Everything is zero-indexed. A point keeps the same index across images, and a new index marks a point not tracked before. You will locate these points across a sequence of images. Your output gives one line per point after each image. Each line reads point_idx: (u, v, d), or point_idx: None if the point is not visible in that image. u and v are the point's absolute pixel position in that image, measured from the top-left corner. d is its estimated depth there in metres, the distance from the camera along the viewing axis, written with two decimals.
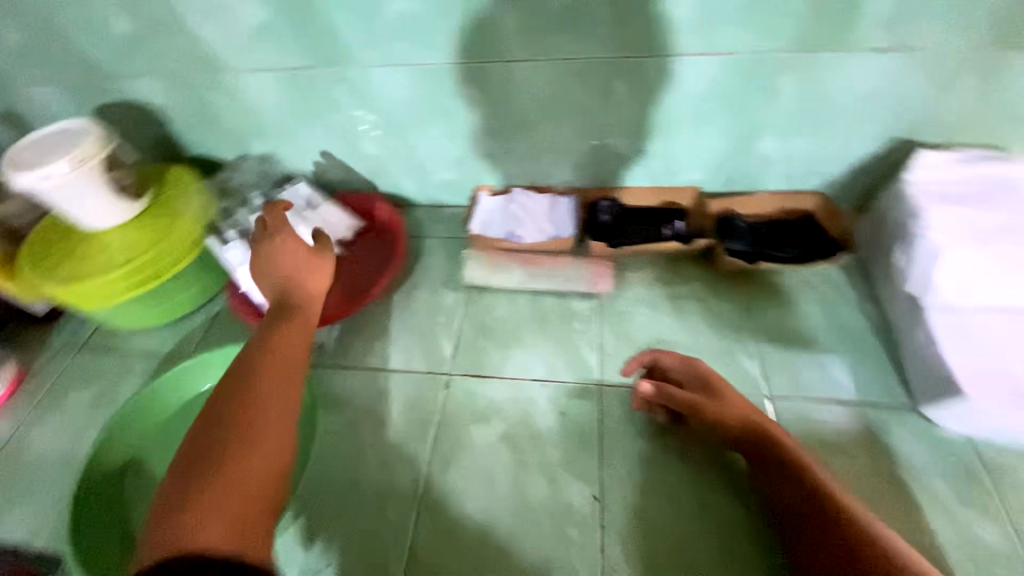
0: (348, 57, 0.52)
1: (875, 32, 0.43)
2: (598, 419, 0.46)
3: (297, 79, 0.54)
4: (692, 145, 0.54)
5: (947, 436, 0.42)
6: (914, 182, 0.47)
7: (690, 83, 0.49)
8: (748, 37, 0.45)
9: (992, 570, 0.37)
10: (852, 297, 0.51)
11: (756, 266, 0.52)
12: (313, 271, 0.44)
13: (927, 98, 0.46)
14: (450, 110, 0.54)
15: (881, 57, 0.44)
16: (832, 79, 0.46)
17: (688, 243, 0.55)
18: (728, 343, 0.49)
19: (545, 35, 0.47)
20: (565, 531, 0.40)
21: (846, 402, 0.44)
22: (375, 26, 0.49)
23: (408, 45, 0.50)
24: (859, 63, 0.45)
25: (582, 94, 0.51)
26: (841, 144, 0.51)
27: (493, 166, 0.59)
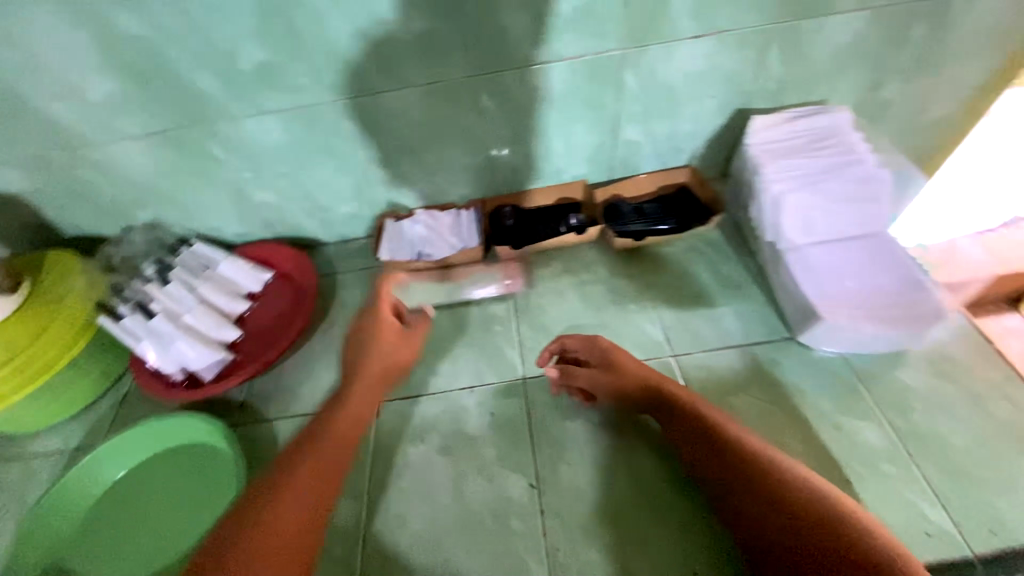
0: (218, 112, 0.52)
1: (687, 24, 0.49)
2: (525, 411, 0.48)
3: (173, 139, 0.54)
4: (567, 141, 0.59)
5: (822, 354, 0.49)
6: (754, 145, 0.55)
7: (548, 88, 0.53)
8: (588, 40, 0.50)
9: (874, 462, 0.43)
10: (731, 250, 0.58)
11: (644, 241, 0.58)
12: (398, 347, 0.49)
13: (747, 71, 0.54)
14: (333, 146, 0.56)
15: (700, 42, 0.51)
16: (667, 66, 0.53)
17: (583, 233, 0.59)
18: (623, 327, 0.53)
19: (403, 62, 0.50)
20: (507, 525, 0.41)
21: (734, 347, 0.50)
22: (237, 78, 0.50)
23: (279, 92, 0.51)
24: (683, 50, 0.51)
25: (455, 113, 0.55)
26: (692, 120, 0.58)
27: (391, 192, 0.62)
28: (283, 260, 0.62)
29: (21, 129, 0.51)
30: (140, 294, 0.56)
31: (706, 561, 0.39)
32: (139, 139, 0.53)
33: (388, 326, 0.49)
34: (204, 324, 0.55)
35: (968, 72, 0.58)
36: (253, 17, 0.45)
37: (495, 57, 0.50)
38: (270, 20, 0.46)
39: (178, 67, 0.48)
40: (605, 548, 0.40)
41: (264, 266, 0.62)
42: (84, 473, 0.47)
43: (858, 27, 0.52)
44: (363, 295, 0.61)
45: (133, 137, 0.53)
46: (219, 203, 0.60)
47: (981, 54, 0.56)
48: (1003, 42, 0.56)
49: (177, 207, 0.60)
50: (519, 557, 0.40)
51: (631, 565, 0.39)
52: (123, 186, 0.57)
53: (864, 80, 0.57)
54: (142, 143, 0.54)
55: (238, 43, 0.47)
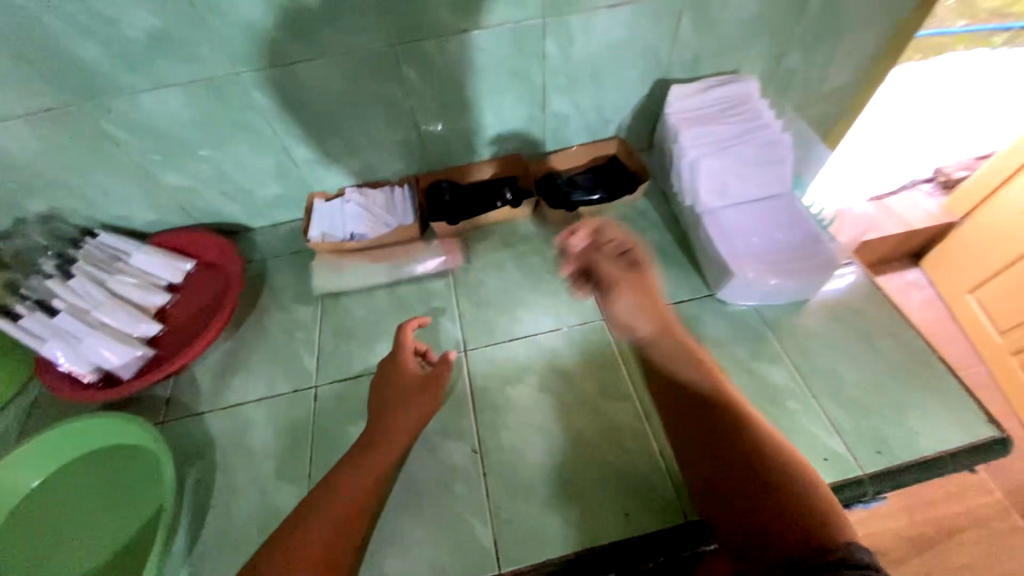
0: (111, 86, 0.47)
1: None
2: (467, 380, 0.49)
3: (60, 118, 0.48)
4: (497, 113, 0.60)
5: (737, 307, 0.54)
6: (673, 114, 0.59)
7: (471, 58, 0.53)
8: (510, 9, 0.50)
9: (780, 399, 0.48)
10: (656, 217, 0.62)
11: (577, 211, 0.61)
12: (421, 397, 0.44)
13: (661, 42, 0.57)
14: (251, 122, 0.54)
15: (617, 12, 0.52)
16: (587, 37, 0.54)
17: (519, 205, 0.60)
18: (560, 293, 0.56)
19: (318, 33, 0.47)
20: (451, 490, 0.43)
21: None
22: (130, 49, 0.45)
23: (181, 64, 0.47)
24: (602, 20, 0.53)
25: (381, 87, 0.54)
26: (614, 90, 0.61)
27: (320, 170, 0.60)
28: (205, 248, 0.60)
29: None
30: (42, 292, 0.52)
31: (635, 502, 0.42)
32: (17, 119, 0.47)
33: (409, 374, 0.45)
34: (119, 320, 0.52)
35: (855, 43, 0.64)
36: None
37: (416, 26, 0.49)
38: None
39: (57, 36, 0.43)
40: (545, 501, 0.42)
41: (184, 256, 0.59)
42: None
43: (758, 1, 0.55)
44: (297, 279, 0.60)
45: (10, 118, 0.47)
46: (127, 186, 0.56)
47: (866, 26, 0.62)
48: (885, 16, 0.62)
49: (78, 194, 0.55)
50: (464, 518, 0.42)
51: (569, 514, 0.42)
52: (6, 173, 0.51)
53: (765, 50, 0.62)
54: (22, 123, 0.48)
55: (124, 9, 0.43)
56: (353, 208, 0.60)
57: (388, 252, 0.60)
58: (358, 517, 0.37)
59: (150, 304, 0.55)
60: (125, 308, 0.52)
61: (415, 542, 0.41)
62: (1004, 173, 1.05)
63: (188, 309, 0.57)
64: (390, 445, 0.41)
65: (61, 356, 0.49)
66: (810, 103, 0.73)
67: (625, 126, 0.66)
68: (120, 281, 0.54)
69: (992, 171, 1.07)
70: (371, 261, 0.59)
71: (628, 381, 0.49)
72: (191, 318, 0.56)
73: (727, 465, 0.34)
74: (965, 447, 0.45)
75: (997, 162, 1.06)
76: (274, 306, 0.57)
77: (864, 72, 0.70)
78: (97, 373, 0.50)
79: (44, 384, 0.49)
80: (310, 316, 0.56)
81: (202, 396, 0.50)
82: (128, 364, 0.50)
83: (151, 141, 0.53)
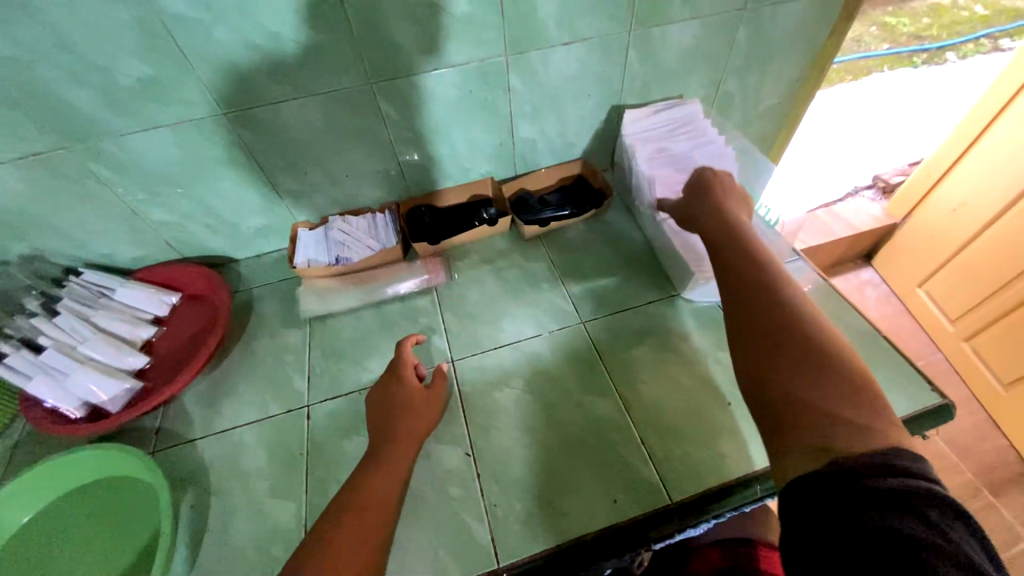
0: (99, 130, 0.50)
1: (556, 32, 0.57)
2: (457, 390, 0.52)
3: (47, 161, 0.51)
4: (470, 140, 0.65)
5: (702, 304, 0.58)
6: (629, 136, 0.67)
7: (441, 92, 0.58)
8: (474, 48, 0.55)
9: None
10: (624, 227, 0.67)
11: (548, 226, 0.65)
12: (423, 409, 0.48)
13: (613, 72, 0.64)
14: (235, 158, 0.57)
15: (571, 48, 0.59)
16: (546, 69, 0.60)
17: (496, 223, 0.64)
18: (539, 301, 0.59)
19: (300, 75, 0.52)
20: (447, 493, 0.45)
21: (633, 307, 0.58)
22: (119, 95, 0.48)
23: (167, 106, 0.50)
24: (558, 55, 0.59)
25: (360, 122, 0.58)
26: (574, 115, 0.67)
27: (303, 200, 0.64)
28: (190, 281, 0.62)
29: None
30: (26, 331, 0.55)
31: (624, 489, 0.45)
32: (5, 164, 0.49)
33: (411, 390, 0.49)
34: (105, 354, 0.54)
35: (782, 67, 0.74)
36: (128, 32, 0.44)
37: (391, 67, 0.54)
38: (149, 35, 0.45)
39: (50, 86, 0.46)
40: (539, 495, 0.45)
41: (169, 289, 0.62)
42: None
43: (693, 34, 0.63)
44: (285, 305, 0.62)
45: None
46: (113, 222, 0.58)
47: (790, 53, 0.72)
48: (804, 44, 0.71)
49: (61, 233, 0.57)
50: (461, 517, 0.44)
51: (563, 505, 0.44)
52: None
53: (704, 77, 0.70)
54: (9, 168, 0.50)
55: (115, 59, 0.46)
56: (339, 234, 0.64)
57: (372, 274, 0.63)
58: (378, 522, 0.39)
59: (136, 337, 0.57)
60: (112, 344, 0.55)
61: (415, 546, 0.42)
62: (936, 173, 1.24)
63: (175, 341, 0.59)
64: (400, 456, 0.44)
65: (48, 394, 0.51)
66: (749, 121, 0.82)
67: (586, 148, 0.72)
68: (107, 316, 0.57)
69: (923, 173, 1.28)
70: (358, 284, 0.62)
71: (609, 378, 0.52)
72: (179, 350, 0.58)
73: (814, 365, 0.36)
74: (912, 414, 0.55)
75: (926, 165, 1.26)
76: (263, 332, 0.59)
77: (792, 92, 0.79)
78: (84, 409, 0.52)
79: (30, 421, 0.50)
80: (299, 339, 0.58)
81: (192, 424, 0.52)
82: (115, 398, 0.52)
83: (137, 179, 0.55)
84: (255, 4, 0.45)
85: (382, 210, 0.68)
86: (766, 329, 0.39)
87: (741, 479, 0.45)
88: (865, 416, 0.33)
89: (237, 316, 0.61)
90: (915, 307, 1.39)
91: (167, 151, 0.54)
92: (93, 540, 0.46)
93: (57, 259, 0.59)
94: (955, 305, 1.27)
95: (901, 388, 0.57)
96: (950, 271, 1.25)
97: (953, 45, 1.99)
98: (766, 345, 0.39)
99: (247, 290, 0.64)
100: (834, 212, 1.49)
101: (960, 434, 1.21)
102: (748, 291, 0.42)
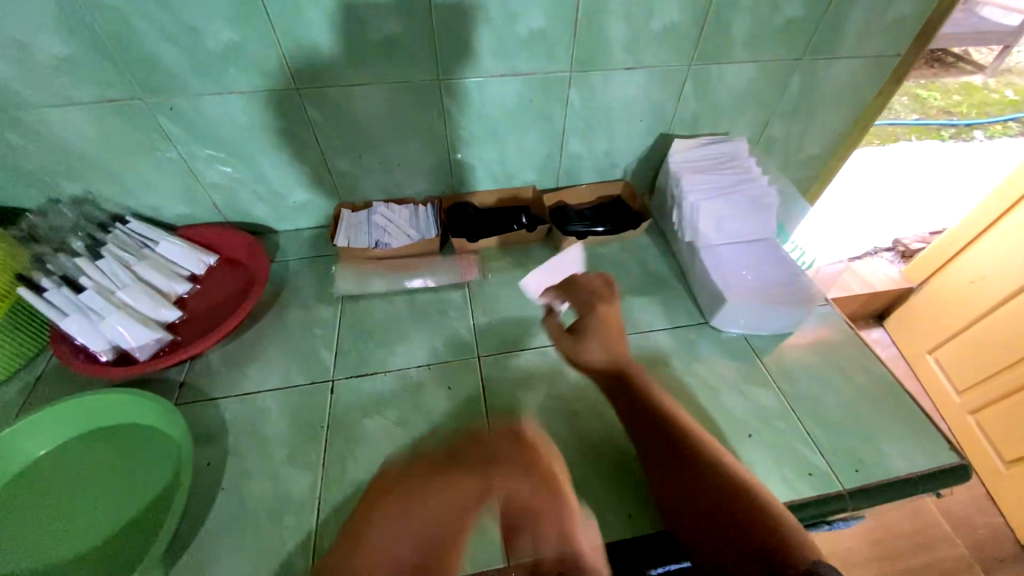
0: (175, 86, 0.81)
1: (647, 51, 0.88)
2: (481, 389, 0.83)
3: (122, 105, 0.81)
4: (538, 137, 1.00)
5: (726, 335, 0.91)
6: (674, 163, 1.01)
7: (506, 89, 0.90)
8: (542, 61, 0.87)
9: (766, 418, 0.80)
10: (671, 264, 1.04)
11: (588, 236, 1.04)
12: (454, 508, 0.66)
13: (677, 101, 0.98)
14: (255, 120, 0.87)
15: (635, 72, 0.91)
16: (611, 86, 0.93)
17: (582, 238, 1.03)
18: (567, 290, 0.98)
19: (361, 64, 0.83)
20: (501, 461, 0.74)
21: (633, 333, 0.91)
22: (201, 62, 0.78)
23: (246, 64, 0.80)
24: (637, 76, 0.92)
25: (418, 114, 0.92)
26: (627, 134, 1.03)
27: (351, 191, 1.04)
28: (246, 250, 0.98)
29: (98, 61, 0.75)
30: (64, 270, 0.85)
31: (635, 508, 0.70)
32: (74, 104, 0.79)
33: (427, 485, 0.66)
34: (143, 306, 0.86)
35: (828, 118, 1.10)
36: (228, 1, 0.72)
37: (456, 66, 0.85)
38: (246, 5, 0.73)
39: (147, 44, 0.75)
40: (584, 509, 0.70)
41: (205, 253, 0.98)
42: (9, 452, 0.71)
43: (751, 75, 0.96)
44: (313, 277, 1.01)
45: (71, 103, 0.79)
46: (176, 170, 0.92)
47: (838, 106, 1.07)
48: (853, 105, 1.08)
49: (106, 174, 0.90)
50: (477, 513, 0.69)
51: (581, 508, 0.70)
52: (49, 152, 0.84)
53: (754, 119, 1.06)
54: (84, 107, 0.80)
55: (210, 29, 0.75)
56: (383, 225, 1.02)
57: (419, 261, 1.02)
58: None
59: (172, 290, 0.91)
60: (142, 293, 0.86)
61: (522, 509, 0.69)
62: (957, 245, 1.64)
63: (221, 294, 0.95)
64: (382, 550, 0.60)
65: (77, 327, 0.80)
66: (791, 163, 1.21)
67: (630, 172, 1.12)
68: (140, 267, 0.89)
69: (945, 244, 1.68)
70: (385, 268, 1.00)
71: None
72: (224, 302, 0.93)
73: (737, 500, 0.59)
74: (931, 470, 0.75)
75: (950, 238, 1.66)
76: (350, 299, 0.97)
77: (833, 142, 1.17)
78: (109, 353, 0.82)
79: (56, 352, 0.80)
80: (377, 293, 0.98)
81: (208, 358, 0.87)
82: (141, 346, 0.82)
83: (193, 134, 0.87)
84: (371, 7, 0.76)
85: (425, 204, 1.07)
86: (696, 483, 0.62)
87: (836, 493, 0.72)
88: (774, 523, 0.56)
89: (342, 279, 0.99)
90: (920, 370, 1.83)
91: (229, 106, 0.85)
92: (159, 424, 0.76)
93: (257, 204, 1.02)
94: (962, 378, 1.67)
95: (927, 449, 0.77)
96: (965, 336, 1.63)
97: (981, 125, 2.32)
98: (699, 488, 0.62)
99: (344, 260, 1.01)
100: (854, 270, 1.91)
101: (957, 509, 1.58)
102: (684, 449, 0.66)
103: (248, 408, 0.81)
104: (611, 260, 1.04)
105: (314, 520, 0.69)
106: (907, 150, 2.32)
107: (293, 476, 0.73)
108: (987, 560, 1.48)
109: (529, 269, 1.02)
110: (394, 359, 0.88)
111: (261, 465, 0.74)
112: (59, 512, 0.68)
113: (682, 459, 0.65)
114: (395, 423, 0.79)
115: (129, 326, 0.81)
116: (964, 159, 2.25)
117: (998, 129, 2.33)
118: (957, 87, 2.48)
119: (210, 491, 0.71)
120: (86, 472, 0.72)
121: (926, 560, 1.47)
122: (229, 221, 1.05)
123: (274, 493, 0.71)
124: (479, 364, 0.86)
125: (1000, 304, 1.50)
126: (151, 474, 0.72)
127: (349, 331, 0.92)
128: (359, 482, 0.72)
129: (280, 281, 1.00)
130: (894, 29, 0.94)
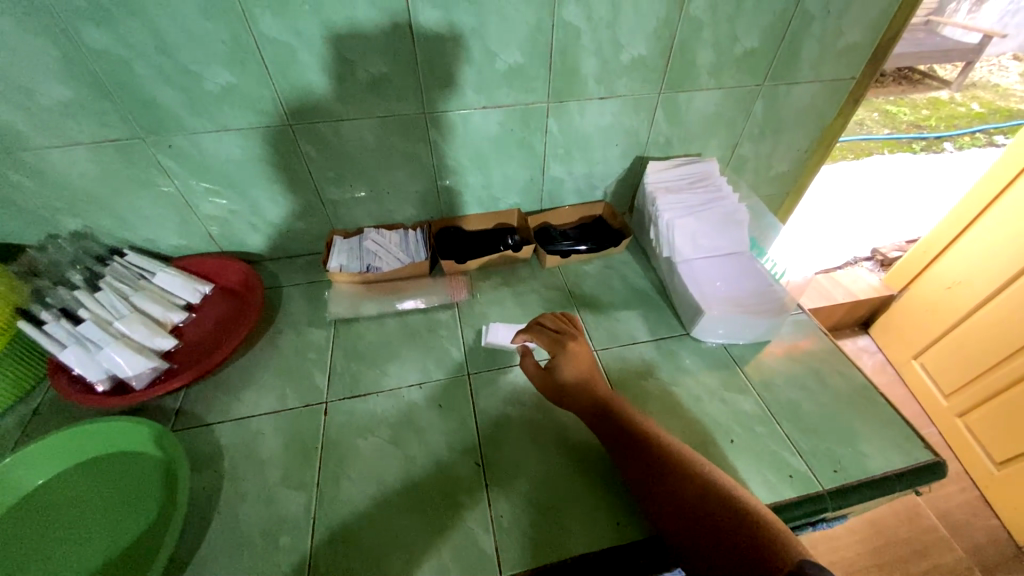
0: (173, 126, 0.85)
1: (617, 82, 0.94)
2: (472, 407, 0.85)
3: (123, 144, 0.85)
4: (520, 163, 1.05)
5: (708, 345, 0.94)
6: (650, 184, 1.07)
7: (487, 119, 0.95)
8: (520, 93, 0.92)
9: (748, 424, 0.82)
10: (652, 277, 1.08)
11: (571, 255, 1.08)
12: None
13: (650, 125, 1.04)
14: (248, 154, 0.91)
15: (608, 100, 0.97)
16: (586, 114, 0.99)
17: (565, 257, 1.07)
18: (554, 306, 1.02)
19: (349, 102, 0.88)
20: (488, 479, 0.75)
21: (617, 345, 0.93)
22: (198, 103, 0.83)
23: (241, 104, 0.84)
24: (609, 104, 0.98)
25: (405, 145, 0.96)
26: (605, 157, 1.08)
27: (344, 220, 1.08)
28: (243, 280, 1.02)
29: (100, 104, 0.79)
30: (64, 302, 0.87)
31: (623, 516, 0.71)
32: (76, 145, 0.83)
33: None
34: (140, 335, 0.87)
35: (794, 138, 1.17)
36: (224, 48, 0.77)
37: (440, 100, 0.91)
38: (239, 50, 0.78)
39: (147, 88, 0.79)
40: (572, 518, 0.71)
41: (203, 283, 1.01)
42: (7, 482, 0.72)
43: (716, 101, 1.03)
44: (305, 302, 1.03)
45: (73, 144, 0.83)
46: (173, 203, 0.96)
47: (802, 125, 1.14)
48: (815, 125, 1.15)
49: (106, 210, 0.93)
50: (466, 529, 0.70)
51: (567, 519, 0.71)
52: (53, 191, 0.88)
53: (723, 141, 1.12)
54: (86, 148, 0.84)
55: (205, 73, 0.79)
56: (373, 250, 1.06)
57: (410, 283, 1.06)
58: None
59: (168, 318, 0.93)
60: (140, 322, 0.88)
61: (512, 525, 0.70)
62: (932, 252, 1.71)
63: (215, 322, 0.97)
64: None
65: (75, 358, 0.81)
66: (764, 180, 1.27)
67: (610, 192, 1.17)
68: (138, 297, 0.91)
69: (920, 253, 1.75)
70: (376, 292, 1.04)
71: None
72: (218, 330, 0.96)
73: (732, 506, 0.61)
74: (905, 469, 0.77)
75: (925, 246, 1.73)
76: (344, 322, 0.99)
77: (802, 159, 1.23)
78: (108, 381, 0.84)
79: (54, 383, 0.82)
80: (371, 316, 1.01)
81: (203, 384, 0.89)
82: (138, 373, 0.84)
83: (191, 169, 0.91)
84: (356, 47, 0.81)
85: (415, 228, 1.11)
86: (690, 493, 0.64)
87: (816, 494, 0.74)
88: (769, 523, 0.58)
89: (333, 303, 1.02)
90: (908, 377, 1.87)
91: (225, 143, 0.89)
92: (156, 452, 0.77)
93: (252, 233, 1.05)
94: (947, 382, 1.70)
95: (901, 449, 0.80)
96: (946, 340, 1.67)
97: (949, 137, 2.47)
98: (694, 497, 0.63)
99: (335, 286, 1.04)
100: (835, 279, 1.96)
101: (951, 512, 1.59)
102: (674, 461, 0.68)
103: (243, 432, 0.82)
104: (595, 276, 1.07)
105: (308, 538, 0.70)
106: (880, 164, 2.43)
107: (287, 497, 0.74)
108: (986, 565, 1.48)
109: (515, 288, 1.05)
110: (386, 379, 0.89)
111: (257, 487, 0.75)
112: (51, 543, 0.68)
113: (674, 470, 0.66)
114: (387, 441, 0.80)
115: (126, 355, 0.82)
116: (935, 170, 2.36)
117: (967, 141, 2.48)
118: (925, 103, 2.67)
119: (204, 516, 0.72)
120: (78, 502, 0.73)
121: (926, 568, 1.47)
122: (225, 251, 1.08)
123: (268, 515, 0.72)
124: (469, 380, 0.89)
125: (979, 307, 1.55)
126: (144, 501, 0.73)
127: (341, 353, 0.94)
128: (351, 503, 0.73)
129: (274, 306, 1.03)
130: (848, 54, 1.01)
